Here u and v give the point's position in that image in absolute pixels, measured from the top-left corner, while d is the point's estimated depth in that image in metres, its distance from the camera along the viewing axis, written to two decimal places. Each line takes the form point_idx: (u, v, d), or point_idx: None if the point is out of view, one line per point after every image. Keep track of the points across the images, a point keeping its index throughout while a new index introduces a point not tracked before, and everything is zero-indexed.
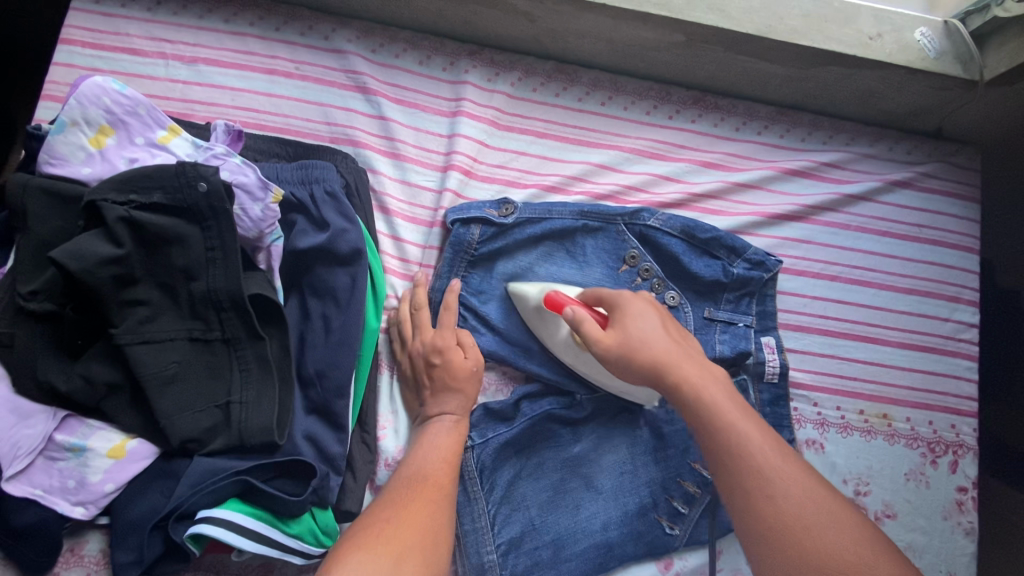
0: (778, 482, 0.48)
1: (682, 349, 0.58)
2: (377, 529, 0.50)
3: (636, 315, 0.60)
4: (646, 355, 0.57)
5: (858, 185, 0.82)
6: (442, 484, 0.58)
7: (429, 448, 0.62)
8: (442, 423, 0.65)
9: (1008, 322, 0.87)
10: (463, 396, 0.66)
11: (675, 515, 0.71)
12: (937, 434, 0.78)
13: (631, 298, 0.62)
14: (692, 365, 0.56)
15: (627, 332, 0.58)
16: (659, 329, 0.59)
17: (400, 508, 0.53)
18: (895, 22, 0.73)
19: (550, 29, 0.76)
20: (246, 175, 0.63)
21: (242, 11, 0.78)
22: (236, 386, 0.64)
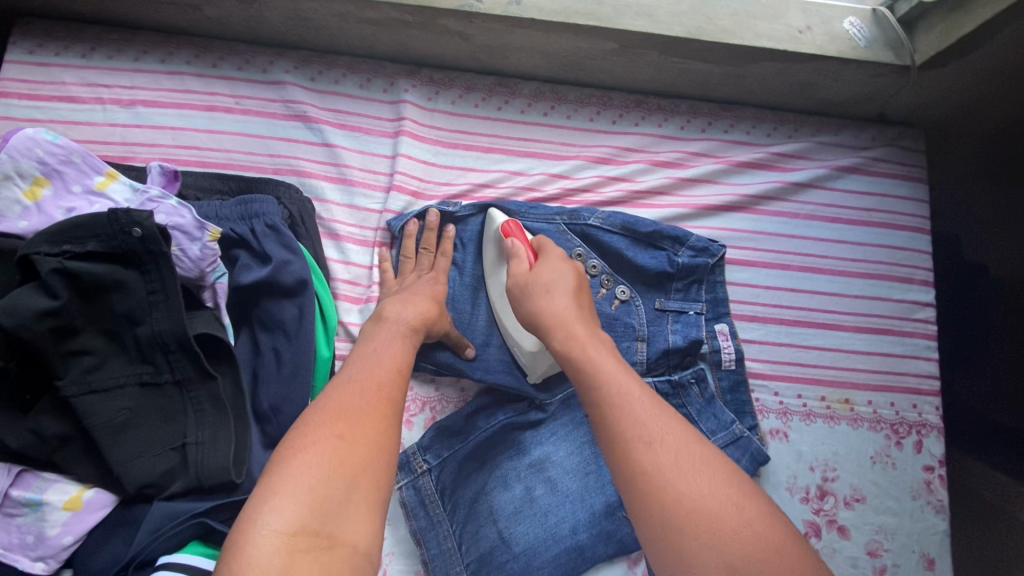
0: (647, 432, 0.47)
1: (583, 317, 0.60)
2: (327, 428, 0.50)
3: (552, 282, 0.63)
4: (546, 319, 0.60)
5: (805, 173, 0.83)
6: (390, 387, 0.55)
7: (377, 342, 0.60)
8: (395, 325, 0.63)
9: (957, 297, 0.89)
10: (426, 309, 0.66)
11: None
12: (899, 416, 0.79)
13: (551, 260, 0.66)
14: (584, 327, 0.59)
15: (533, 296, 0.62)
16: (564, 295, 0.62)
17: (346, 403, 0.52)
18: (823, 14, 0.73)
19: (484, 46, 0.76)
20: (183, 215, 0.63)
21: (177, 50, 0.78)
22: (192, 427, 0.63)
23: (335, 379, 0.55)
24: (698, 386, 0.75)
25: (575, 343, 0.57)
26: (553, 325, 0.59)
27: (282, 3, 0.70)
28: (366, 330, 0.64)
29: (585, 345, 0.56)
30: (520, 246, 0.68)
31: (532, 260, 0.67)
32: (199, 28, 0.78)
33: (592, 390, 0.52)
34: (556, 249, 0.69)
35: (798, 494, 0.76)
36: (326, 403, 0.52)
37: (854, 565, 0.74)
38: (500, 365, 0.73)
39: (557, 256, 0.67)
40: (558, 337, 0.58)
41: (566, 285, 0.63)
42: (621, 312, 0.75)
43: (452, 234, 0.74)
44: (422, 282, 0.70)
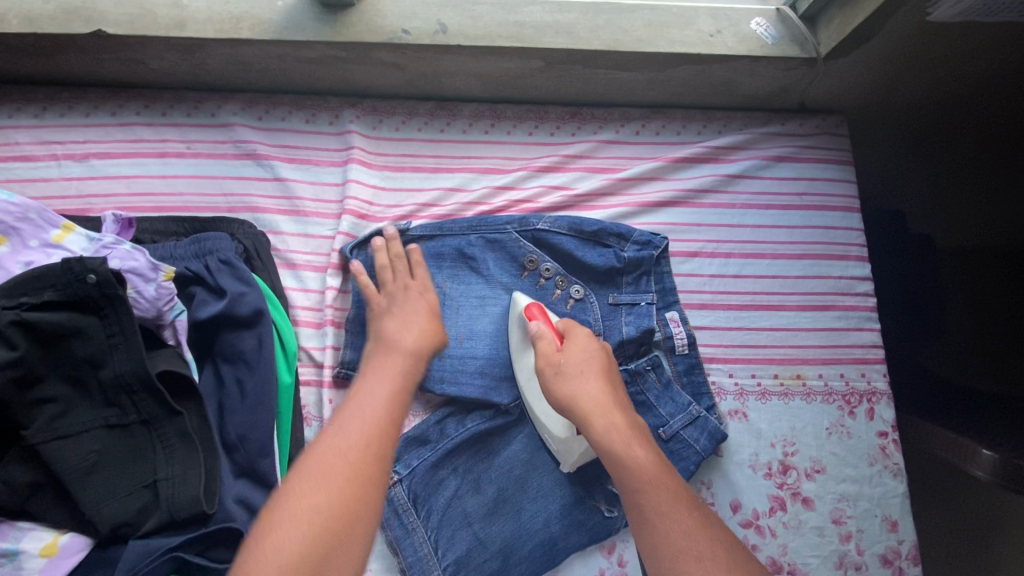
0: (689, 550, 0.53)
1: (618, 405, 0.65)
2: (325, 471, 0.53)
3: (581, 368, 0.67)
4: (581, 410, 0.64)
5: (737, 165, 0.88)
6: (377, 447, 0.55)
7: (378, 377, 0.63)
8: (399, 356, 0.66)
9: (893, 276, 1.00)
10: (422, 332, 0.69)
11: (613, 498, 0.73)
12: (850, 386, 0.82)
13: (580, 343, 0.70)
14: (618, 416, 0.63)
15: (570, 394, 0.65)
16: (594, 380, 0.66)
17: (324, 469, 0.53)
18: (731, 18, 0.78)
19: (420, 73, 0.80)
20: (136, 259, 0.65)
21: (127, 103, 0.82)
22: (161, 463, 0.65)
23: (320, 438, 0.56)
24: (654, 373, 0.77)
25: (613, 436, 0.62)
26: (590, 415, 0.63)
27: (223, 51, 0.74)
28: (361, 373, 0.64)
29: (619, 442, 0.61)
30: (545, 330, 0.71)
31: (559, 343, 0.70)
32: (146, 80, 0.81)
33: (631, 495, 0.57)
34: (580, 330, 0.72)
35: (761, 471, 0.78)
36: (326, 444, 0.55)
37: (821, 534, 0.77)
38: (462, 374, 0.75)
39: (582, 336, 0.71)
40: (598, 435, 0.62)
41: (595, 368, 0.67)
42: (576, 310, 0.79)
43: (415, 250, 0.76)
44: (409, 298, 0.72)
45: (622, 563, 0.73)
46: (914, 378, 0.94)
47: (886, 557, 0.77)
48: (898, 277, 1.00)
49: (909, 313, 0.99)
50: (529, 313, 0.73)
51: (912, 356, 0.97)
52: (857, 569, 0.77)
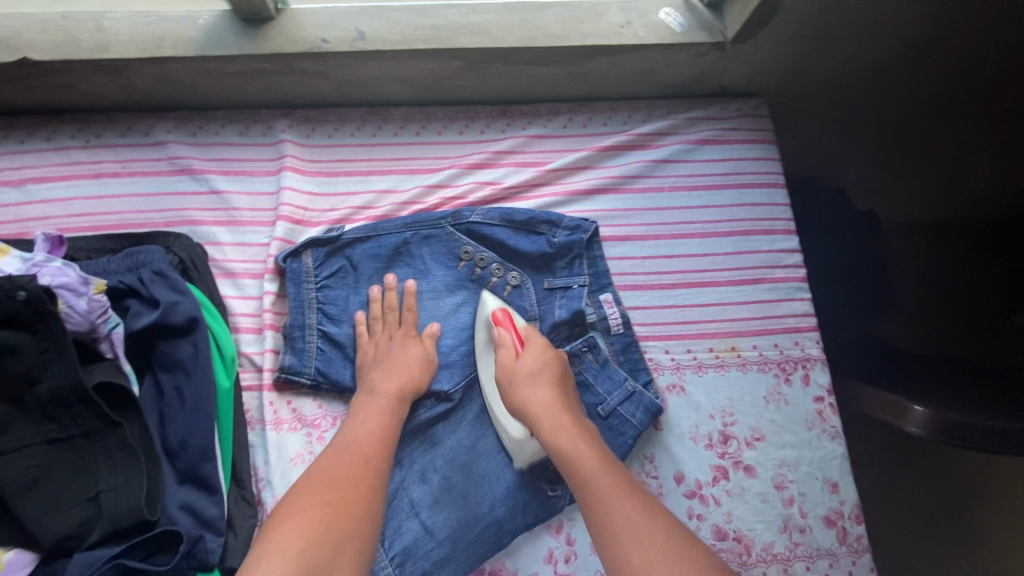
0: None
1: (566, 409, 0.71)
2: (320, 495, 0.59)
3: (537, 376, 0.72)
4: (535, 415, 0.70)
5: (664, 150, 0.90)
6: (368, 456, 0.65)
7: (365, 418, 0.69)
8: (384, 399, 0.71)
9: (827, 246, 1.06)
10: (411, 374, 0.73)
11: (555, 477, 0.76)
12: (784, 354, 0.84)
13: (534, 349, 0.75)
14: (569, 421, 0.69)
15: (522, 391, 0.71)
16: (569, 420, 0.69)
17: (332, 475, 0.61)
18: (640, 10, 0.81)
19: (346, 80, 0.83)
20: (67, 274, 0.67)
21: (62, 127, 0.83)
22: (104, 475, 0.66)
23: (322, 456, 0.65)
24: (592, 353, 0.80)
25: (586, 470, 0.63)
26: (564, 451, 0.66)
27: (149, 70, 0.76)
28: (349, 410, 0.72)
29: (590, 474, 0.63)
30: (506, 333, 0.76)
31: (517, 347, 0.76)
32: (80, 105, 0.84)
33: (579, 486, 0.63)
34: (542, 339, 0.77)
35: (702, 442, 0.80)
36: (318, 474, 0.62)
37: (764, 500, 0.79)
38: None
39: (540, 346, 0.76)
40: (574, 474, 0.64)
41: (551, 375, 0.73)
42: (513, 296, 0.82)
43: (390, 282, 0.79)
44: (405, 343, 0.76)
45: (570, 542, 0.76)
46: (848, 355, 1.00)
47: (829, 518, 0.79)
48: (831, 250, 1.05)
49: (849, 285, 1.04)
50: (494, 318, 0.77)
51: (858, 331, 1.03)
52: (802, 531, 0.78)
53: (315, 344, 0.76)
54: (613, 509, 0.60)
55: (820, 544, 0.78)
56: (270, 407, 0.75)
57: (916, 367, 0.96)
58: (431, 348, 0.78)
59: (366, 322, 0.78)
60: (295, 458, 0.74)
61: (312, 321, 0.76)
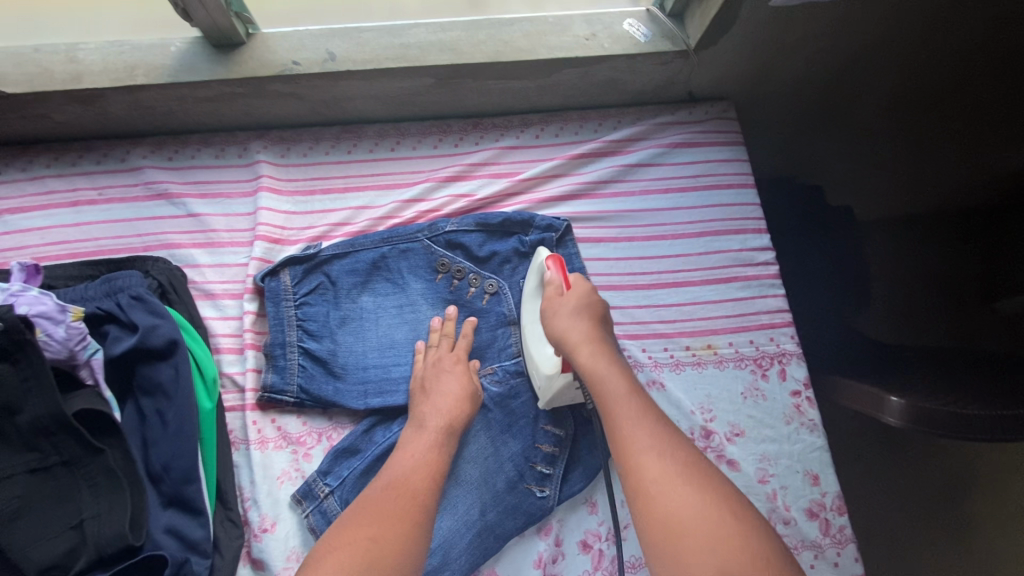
0: (667, 484, 0.54)
1: (600, 340, 0.69)
2: (362, 531, 0.58)
3: (578, 310, 0.72)
4: (569, 340, 0.69)
5: (636, 155, 0.92)
6: (417, 492, 0.63)
7: (413, 453, 0.68)
8: (431, 434, 0.70)
9: (793, 242, 1.09)
10: (456, 406, 0.73)
11: (542, 478, 0.77)
12: (760, 350, 0.86)
13: (580, 290, 0.74)
14: (600, 350, 0.68)
15: (557, 321, 0.71)
16: (606, 352, 0.68)
17: (374, 507, 0.61)
18: (604, 22, 0.83)
19: (319, 100, 0.84)
20: (44, 302, 0.67)
21: (38, 157, 0.84)
22: (87, 503, 0.66)
23: (368, 489, 0.65)
24: None
25: (612, 395, 0.63)
26: (593, 372, 0.65)
27: (122, 98, 0.77)
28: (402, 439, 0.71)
29: (615, 397, 0.63)
30: (555, 276, 0.76)
31: (564, 288, 0.75)
32: (55, 134, 0.84)
33: (604, 405, 0.63)
34: (586, 283, 0.76)
35: (684, 438, 0.82)
36: (363, 511, 0.61)
37: (747, 494, 0.80)
38: (383, 382, 0.78)
39: (586, 288, 0.75)
40: (601, 399, 0.64)
41: (589, 312, 0.72)
42: (492, 304, 0.83)
43: (437, 322, 0.80)
44: (456, 374, 0.75)
45: (559, 543, 0.76)
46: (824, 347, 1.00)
47: (813, 509, 0.80)
48: (795, 250, 1.09)
49: (825, 278, 1.07)
50: (545, 263, 0.77)
51: (844, 323, 1.05)
52: (787, 523, 0.79)
53: (296, 360, 0.76)
54: (633, 430, 0.59)
55: (806, 535, 0.79)
56: (254, 426, 0.75)
57: (897, 357, 0.99)
58: (474, 381, 0.77)
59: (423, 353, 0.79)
60: (281, 477, 0.74)
61: (292, 338, 0.77)
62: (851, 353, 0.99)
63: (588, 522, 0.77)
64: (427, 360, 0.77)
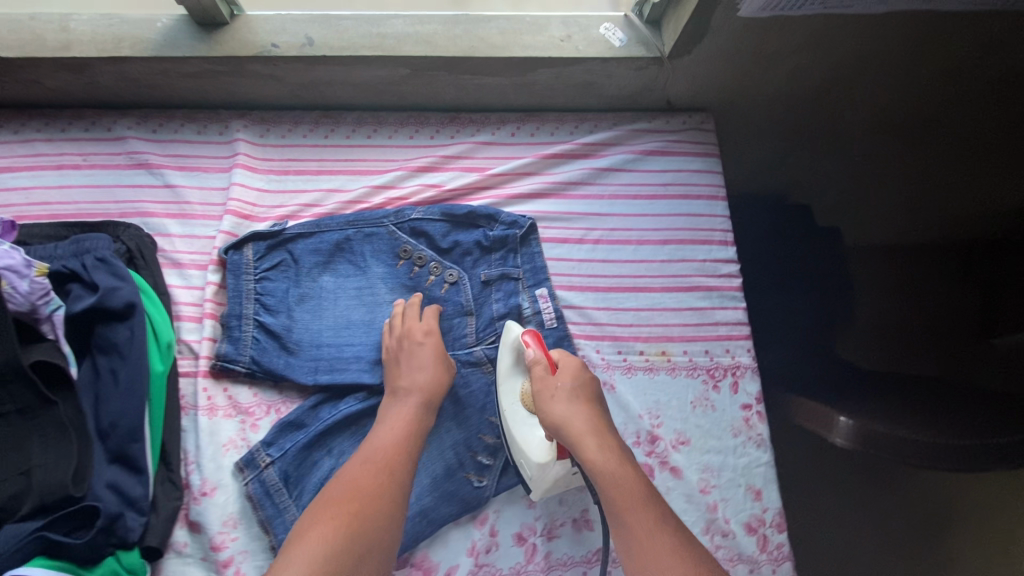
0: (667, 571, 0.59)
1: (596, 421, 0.71)
2: (343, 506, 0.62)
3: (571, 395, 0.73)
4: (567, 429, 0.70)
5: (609, 159, 0.93)
6: (393, 463, 0.68)
7: (392, 424, 0.72)
8: (406, 406, 0.73)
9: (766, 256, 1.09)
10: (433, 378, 0.75)
11: (482, 468, 0.78)
12: (714, 361, 0.86)
13: (568, 367, 0.75)
14: (596, 433, 0.70)
15: (552, 405, 0.72)
16: (600, 434, 0.70)
17: (356, 482, 0.65)
18: (581, 24, 0.84)
19: (298, 84, 0.87)
20: (12, 257, 0.70)
21: (30, 121, 0.88)
22: (37, 450, 0.68)
23: (352, 459, 0.69)
24: None
25: (613, 486, 0.65)
26: (591, 458, 0.67)
27: (109, 69, 0.81)
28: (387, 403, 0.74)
29: (616, 487, 0.65)
30: (540, 356, 0.76)
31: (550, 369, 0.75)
32: (48, 100, 0.88)
33: (606, 494, 0.65)
34: (573, 359, 0.76)
35: (629, 440, 0.82)
36: (342, 482, 0.65)
37: (686, 502, 0.80)
38: (335, 360, 0.79)
39: (573, 366, 0.75)
40: (603, 493, 0.66)
41: (582, 393, 0.73)
42: (450, 293, 0.84)
43: (399, 304, 0.82)
44: (427, 347, 0.77)
45: (494, 533, 0.77)
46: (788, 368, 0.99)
47: (751, 524, 0.79)
48: (768, 265, 1.09)
49: (796, 297, 1.06)
50: (523, 339, 0.77)
51: (816, 341, 1.04)
52: (724, 535, 0.78)
53: (251, 333, 0.78)
54: (639, 524, 0.62)
55: (742, 549, 0.78)
56: (204, 393, 0.78)
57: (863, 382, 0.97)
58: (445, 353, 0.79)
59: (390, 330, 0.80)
60: (227, 445, 0.76)
61: (249, 311, 0.79)
62: (812, 380, 0.96)
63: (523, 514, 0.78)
64: (397, 332, 0.79)
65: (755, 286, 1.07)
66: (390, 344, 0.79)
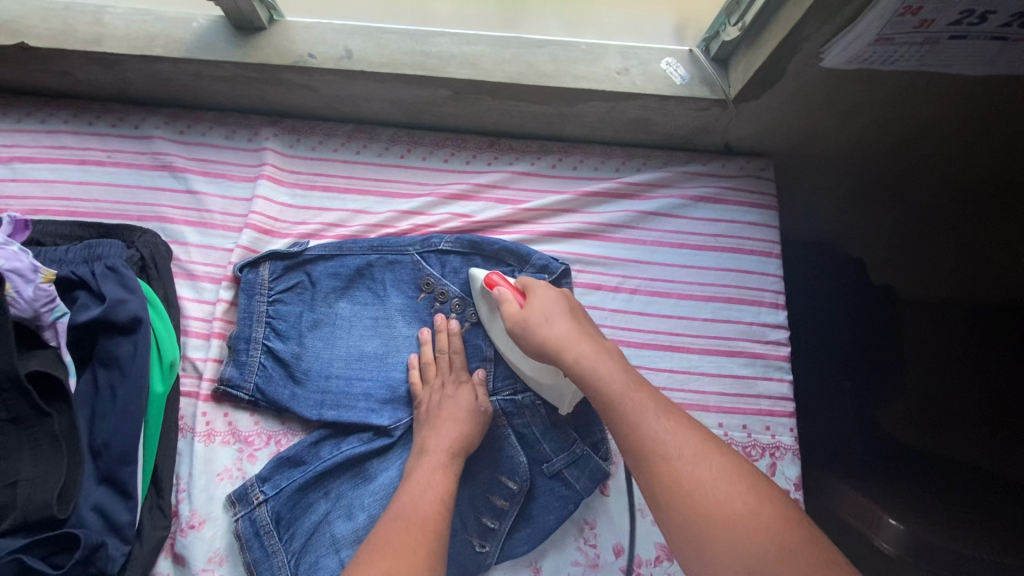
0: (693, 473, 0.49)
1: (584, 335, 0.61)
2: (378, 565, 0.54)
3: (549, 314, 0.63)
4: (554, 347, 0.60)
5: (655, 202, 0.86)
6: (430, 522, 0.60)
7: (425, 484, 0.64)
8: (436, 457, 0.67)
9: (809, 316, 1.00)
10: (462, 429, 0.69)
11: (486, 532, 0.71)
12: (751, 438, 0.78)
13: (539, 291, 0.66)
14: (589, 345, 0.60)
15: (534, 329, 0.62)
16: (588, 341, 0.60)
17: (390, 540, 0.57)
18: (641, 57, 0.78)
19: (333, 96, 0.82)
20: (20, 260, 0.67)
21: (58, 112, 0.85)
22: (25, 464, 0.64)
23: (383, 518, 0.61)
24: (545, 406, 0.74)
25: (613, 394, 0.55)
26: (586, 376, 0.57)
27: (140, 67, 0.77)
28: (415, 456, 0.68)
29: (619, 401, 0.54)
30: (506, 291, 0.67)
31: (521, 301, 0.67)
32: (79, 91, 0.85)
33: (610, 417, 0.55)
34: (541, 282, 0.68)
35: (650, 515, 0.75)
36: (374, 544, 0.57)
37: None
38: (340, 395, 0.74)
39: (544, 287, 0.67)
40: (601, 402, 0.56)
41: (561, 309, 0.64)
42: (470, 333, 0.78)
43: (426, 337, 0.77)
44: (458, 396, 0.72)
45: None
46: (831, 444, 0.90)
47: None
48: (810, 323, 0.99)
49: (839, 364, 0.97)
50: (491, 281, 0.70)
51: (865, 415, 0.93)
52: None
53: (258, 359, 0.74)
54: (658, 437, 0.52)
55: None
56: (202, 418, 0.74)
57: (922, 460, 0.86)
58: (482, 399, 0.73)
59: (419, 367, 0.76)
60: (221, 474, 0.72)
61: (258, 335, 0.75)
62: (852, 455, 0.89)
63: None
64: (425, 376, 0.75)
65: (796, 348, 0.99)
66: (421, 390, 0.74)
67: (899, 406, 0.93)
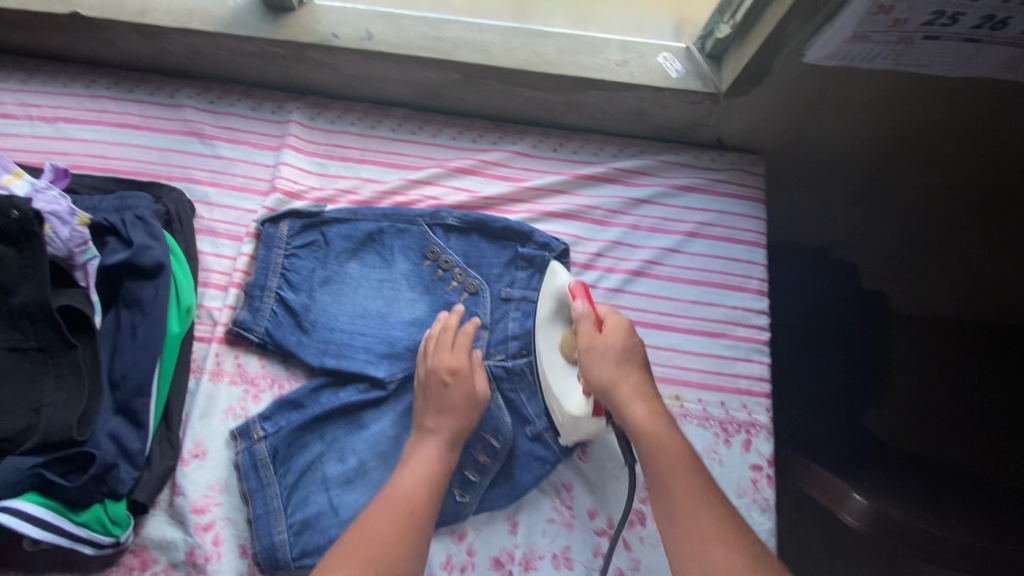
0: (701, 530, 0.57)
1: (640, 381, 0.70)
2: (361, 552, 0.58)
3: (618, 354, 0.71)
4: (610, 387, 0.69)
5: (645, 190, 0.91)
6: (414, 508, 0.63)
7: (413, 465, 0.68)
8: (426, 436, 0.70)
9: (792, 312, 1.03)
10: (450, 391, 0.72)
11: (467, 483, 0.75)
12: (729, 415, 0.81)
13: (617, 321, 0.74)
14: (646, 404, 0.68)
15: (595, 360, 0.71)
16: (649, 401, 0.68)
17: (371, 527, 0.61)
18: (639, 50, 0.83)
19: (353, 76, 0.89)
20: (59, 203, 0.73)
21: (101, 79, 0.93)
22: (49, 390, 0.69)
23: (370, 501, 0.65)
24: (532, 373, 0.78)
25: (659, 454, 0.63)
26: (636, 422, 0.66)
27: (179, 40, 0.84)
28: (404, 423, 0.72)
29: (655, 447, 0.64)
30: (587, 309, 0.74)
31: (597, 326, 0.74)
32: (121, 61, 0.93)
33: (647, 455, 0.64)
34: (620, 317, 0.75)
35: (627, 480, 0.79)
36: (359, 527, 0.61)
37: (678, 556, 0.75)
38: (343, 347, 0.79)
39: (622, 322, 0.74)
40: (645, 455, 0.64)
41: (623, 348, 0.72)
42: (468, 302, 0.82)
43: None
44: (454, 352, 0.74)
45: (471, 552, 0.74)
46: (808, 433, 0.95)
47: None
48: (792, 310, 1.03)
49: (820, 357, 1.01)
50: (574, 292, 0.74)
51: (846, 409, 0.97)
52: None
53: (271, 305, 0.80)
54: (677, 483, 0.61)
55: None
56: (214, 357, 0.80)
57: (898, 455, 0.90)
58: (475, 356, 0.76)
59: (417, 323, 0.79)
60: (227, 412, 0.78)
61: (273, 284, 0.81)
62: (833, 443, 0.92)
63: (498, 533, 0.75)
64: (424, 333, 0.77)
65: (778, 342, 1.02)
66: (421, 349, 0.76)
67: (888, 414, 0.98)
